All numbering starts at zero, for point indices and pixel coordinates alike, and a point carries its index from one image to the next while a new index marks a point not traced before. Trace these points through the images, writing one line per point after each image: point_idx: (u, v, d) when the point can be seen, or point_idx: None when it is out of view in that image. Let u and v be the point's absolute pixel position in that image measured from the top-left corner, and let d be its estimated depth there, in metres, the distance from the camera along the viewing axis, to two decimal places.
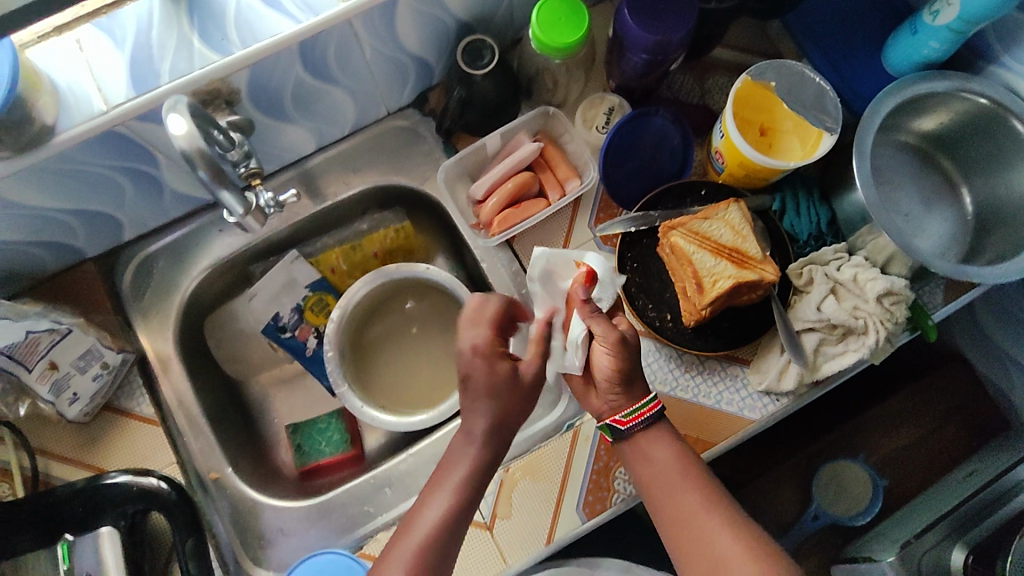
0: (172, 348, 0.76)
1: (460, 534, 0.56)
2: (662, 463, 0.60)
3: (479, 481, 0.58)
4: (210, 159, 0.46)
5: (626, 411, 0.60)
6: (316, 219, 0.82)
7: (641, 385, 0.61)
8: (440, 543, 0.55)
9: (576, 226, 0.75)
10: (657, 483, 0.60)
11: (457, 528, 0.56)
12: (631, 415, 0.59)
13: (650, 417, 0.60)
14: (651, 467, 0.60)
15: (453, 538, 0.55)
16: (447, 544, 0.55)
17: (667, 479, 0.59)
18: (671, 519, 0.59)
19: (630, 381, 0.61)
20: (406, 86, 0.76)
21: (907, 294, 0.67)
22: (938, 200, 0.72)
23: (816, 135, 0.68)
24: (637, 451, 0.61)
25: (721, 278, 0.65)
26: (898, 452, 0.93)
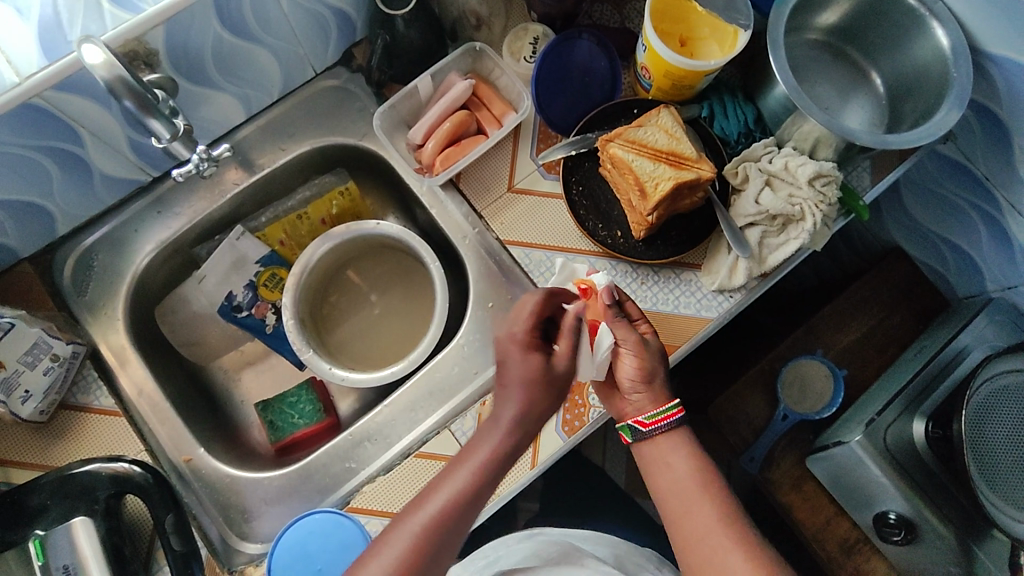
0: (125, 338, 0.74)
1: (471, 513, 0.55)
2: (676, 473, 0.61)
3: (500, 461, 0.57)
4: (132, 87, 0.49)
5: (648, 415, 0.63)
6: (257, 191, 0.80)
7: (658, 389, 0.64)
8: (452, 517, 0.53)
9: (520, 159, 0.76)
10: (671, 490, 0.61)
11: (467, 511, 0.55)
12: (652, 419, 0.63)
13: (671, 421, 0.63)
14: (667, 474, 0.61)
15: (459, 522, 0.54)
16: (459, 520, 0.54)
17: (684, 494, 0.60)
18: (680, 515, 0.59)
19: (651, 390, 0.63)
20: (330, 44, 0.76)
21: (837, 175, 0.71)
22: (852, 89, 0.78)
23: (732, 35, 0.71)
24: (656, 457, 0.63)
25: (662, 181, 0.67)
26: (854, 345, 0.95)
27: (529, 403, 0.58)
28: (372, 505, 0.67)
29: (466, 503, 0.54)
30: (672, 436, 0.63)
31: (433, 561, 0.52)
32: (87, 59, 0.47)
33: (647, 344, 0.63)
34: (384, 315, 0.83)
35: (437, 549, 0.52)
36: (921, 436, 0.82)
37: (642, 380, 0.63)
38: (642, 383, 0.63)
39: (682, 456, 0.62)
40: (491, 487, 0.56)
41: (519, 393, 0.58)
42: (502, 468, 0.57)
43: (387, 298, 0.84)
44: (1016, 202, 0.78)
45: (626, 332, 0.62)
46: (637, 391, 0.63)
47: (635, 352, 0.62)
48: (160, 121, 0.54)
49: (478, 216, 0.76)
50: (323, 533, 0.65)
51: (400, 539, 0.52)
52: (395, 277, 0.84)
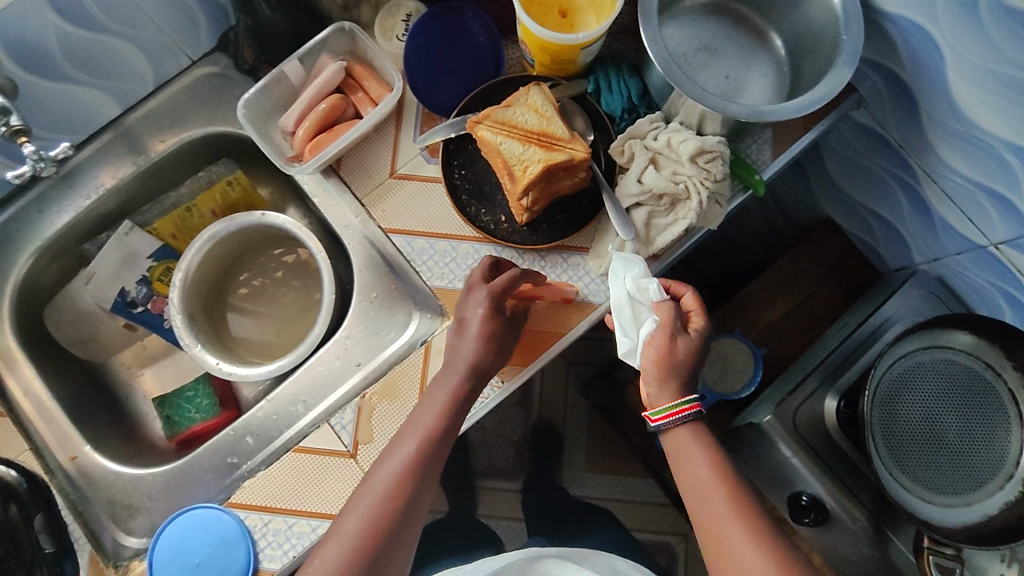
0: (11, 339, 0.73)
1: (423, 488, 0.58)
2: (696, 463, 0.58)
3: (438, 436, 0.60)
4: None
5: (657, 409, 0.60)
6: (144, 184, 0.79)
7: (675, 383, 0.59)
8: (400, 488, 0.56)
9: (401, 143, 0.74)
10: (690, 481, 0.58)
11: (433, 458, 0.59)
12: (660, 414, 0.59)
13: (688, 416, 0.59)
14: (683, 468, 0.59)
15: (429, 468, 0.58)
16: (428, 466, 0.58)
17: (704, 488, 0.57)
18: (699, 507, 0.57)
19: (663, 381, 0.59)
20: (200, 29, 0.73)
21: (723, 149, 0.67)
22: (753, 54, 0.73)
23: (608, 5, 0.67)
24: (676, 448, 0.60)
25: (530, 164, 0.64)
26: (778, 322, 0.92)
27: (448, 393, 0.62)
28: (251, 500, 0.66)
29: (416, 474, 0.57)
30: (682, 431, 0.60)
31: (390, 532, 0.55)
32: None
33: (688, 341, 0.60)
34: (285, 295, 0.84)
35: (393, 513, 0.55)
36: (832, 413, 0.78)
37: (660, 375, 0.59)
38: (658, 375, 0.60)
39: (699, 443, 0.59)
40: (436, 458, 0.59)
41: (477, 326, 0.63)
42: (445, 440, 0.60)
43: (290, 280, 0.84)
44: (928, 169, 0.72)
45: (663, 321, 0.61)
46: (666, 380, 0.59)
47: (657, 346, 0.60)
48: None
49: (360, 205, 0.74)
50: (202, 528, 0.66)
51: (357, 510, 0.55)
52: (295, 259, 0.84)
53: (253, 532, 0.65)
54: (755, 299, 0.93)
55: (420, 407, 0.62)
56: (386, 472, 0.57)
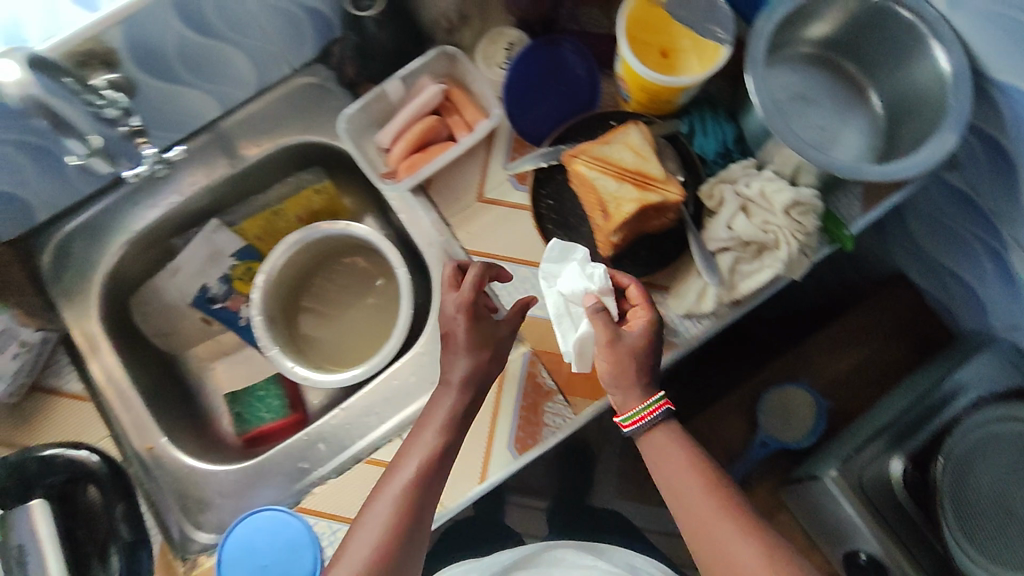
0: (98, 326, 0.75)
1: (430, 503, 0.58)
2: (680, 467, 0.59)
3: (443, 451, 0.60)
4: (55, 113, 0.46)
5: (626, 416, 0.61)
6: (233, 185, 0.81)
7: (637, 389, 0.60)
8: (412, 504, 0.56)
9: (491, 168, 0.75)
10: (676, 486, 0.59)
11: (435, 473, 0.59)
12: (630, 420, 0.61)
13: (655, 417, 0.61)
14: (670, 466, 0.59)
15: (430, 484, 0.58)
16: (430, 481, 0.58)
17: (690, 490, 0.58)
18: (686, 509, 0.58)
19: (625, 384, 0.60)
20: (306, 40, 0.75)
21: (817, 203, 0.67)
22: (849, 108, 0.73)
23: (712, 50, 0.66)
24: (655, 455, 0.61)
25: (625, 202, 0.64)
26: (846, 376, 0.92)
27: (446, 409, 0.61)
28: (321, 506, 0.68)
29: (419, 491, 0.57)
30: (658, 428, 0.61)
31: (404, 547, 0.55)
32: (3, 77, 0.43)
33: (625, 341, 0.61)
34: (353, 303, 0.85)
35: (408, 526, 0.56)
36: (900, 476, 0.77)
37: (618, 378, 0.60)
38: (621, 377, 0.60)
39: (675, 441, 0.61)
40: (441, 471, 0.59)
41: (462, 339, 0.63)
42: (450, 453, 0.60)
43: (352, 284, 0.85)
44: (1020, 240, 0.71)
45: (602, 332, 0.60)
46: (618, 386, 0.61)
47: (606, 351, 0.60)
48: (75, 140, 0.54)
49: (445, 224, 0.75)
50: (270, 531, 0.65)
51: (371, 526, 0.55)
52: (357, 263, 0.85)
53: (321, 539, 0.67)
54: (821, 348, 0.93)
55: (419, 422, 0.62)
56: (395, 491, 0.57)
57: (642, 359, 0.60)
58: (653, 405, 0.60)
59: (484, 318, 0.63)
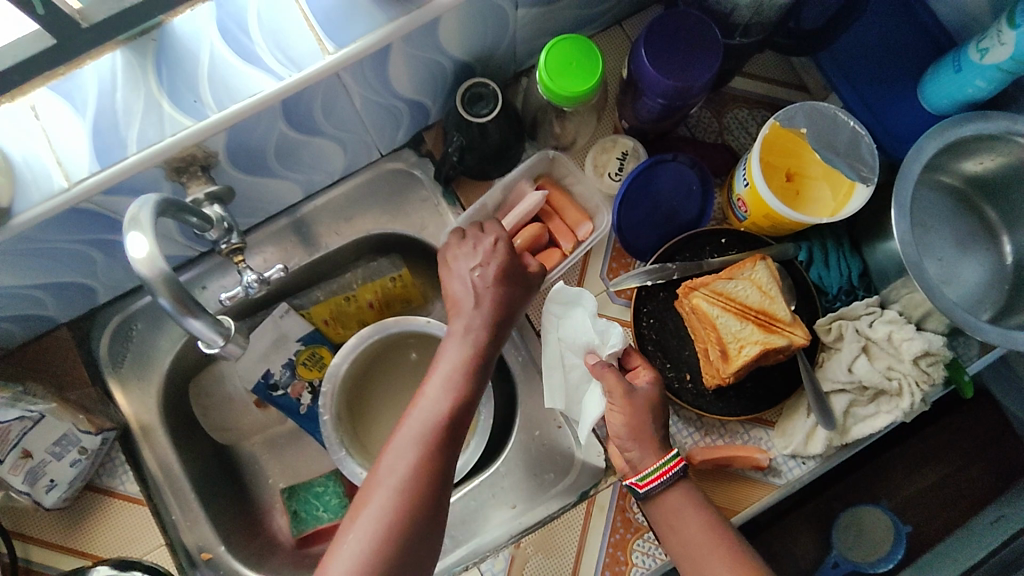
0: (156, 416, 0.71)
1: (426, 525, 0.49)
2: (691, 524, 0.58)
3: (427, 458, 0.51)
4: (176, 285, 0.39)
5: (642, 475, 0.59)
6: (307, 270, 0.76)
7: (652, 444, 0.60)
8: (393, 525, 0.48)
9: (589, 273, 0.70)
10: (690, 548, 0.57)
11: (432, 473, 0.51)
12: (647, 478, 0.59)
13: (672, 475, 0.58)
14: (678, 527, 0.58)
15: (429, 486, 0.50)
16: (430, 480, 0.50)
17: (696, 549, 0.57)
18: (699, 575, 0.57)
19: (643, 445, 0.59)
20: (400, 127, 0.70)
21: (946, 353, 0.63)
22: (973, 243, 0.67)
23: (848, 187, 0.62)
24: (665, 512, 0.59)
25: (747, 344, 0.60)
26: (922, 494, 0.87)
27: (438, 410, 0.54)
28: None
29: (414, 494, 0.49)
30: (673, 490, 0.59)
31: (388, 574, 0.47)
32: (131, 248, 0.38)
33: (639, 394, 0.61)
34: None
35: (389, 553, 0.47)
36: None
37: (632, 438, 0.60)
38: (637, 431, 0.59)
39: (690, 501, 0.59)
40: (432, 480, 0.51)
41: (462, 330, 0.58)
42: (439, 456, 0.52)
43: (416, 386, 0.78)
44: None
45: (614, 385, 0.60)
46: (629, 444, 0.60)
47: (621, 402, 0.60)
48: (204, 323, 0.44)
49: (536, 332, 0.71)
50: None
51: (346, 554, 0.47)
52: (421, 362, 0.79)
53: None
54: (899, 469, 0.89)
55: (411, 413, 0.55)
56: (372, 510, 0.49)
57: (655, 413, 0.60)
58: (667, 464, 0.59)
59: (488, 289, 0.59)
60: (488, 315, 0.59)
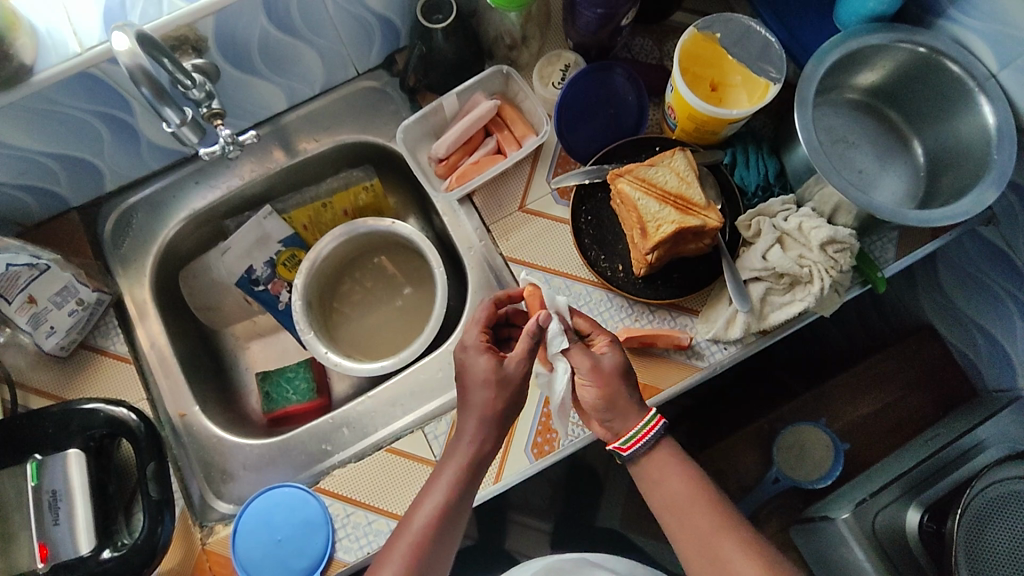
0: (148, 294, 0.80)
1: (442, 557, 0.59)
2: (675, 485, 0.61)
3: (463, 484, 0.61)
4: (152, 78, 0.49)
5: (623, 439, 0.62)
6: (288, 175, 0.85)
7: (631, 405, 0.62)
8: (434, 539, 0.58)
9: (534, 181, 0.77)
10: (671, 502, 0.61)
11: (453, 514, 0.60)
12: (628, 441, 0.62)
13: (650, 438, 0.62)
14: (660, 488, 0.62)
15: (450, 523, 0.59)
16: (449, 521, 0.59)
17: (677, 503, 0.61)
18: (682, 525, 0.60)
19: (627, 409, 0.62)
20: (374, 46, 0.79)
21: (852, 243, 0.68)
22: (891, 154, 0.74)
23: (763, 86, 0.69)
24: (653, 472, 0.63)
25: (665, 223, 0.66)
26: (866, 420, 0.91)
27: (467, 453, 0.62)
28: (339, 488, 0.69)
29: (438, 529, 0.58)
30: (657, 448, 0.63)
31: (432, 560, 0.58)
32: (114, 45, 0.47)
33: (606, 362, 0.63)
34: (386, 307, 0.86)
35: (426, 562, 0.58)
36: (915, 526, 0.77)
37: (611, 405, 0.62)
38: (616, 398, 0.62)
39: (671, 464, 0.62)
40: (463, 501, 0.61)
41: (480, 402, 0.61)
42: (473, 484, 0.62)
43: (381, 288, 0.87)
44: None
45: (581, 363, 0.63)
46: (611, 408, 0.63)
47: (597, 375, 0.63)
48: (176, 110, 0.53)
49: (486, 230, 0.78)
50: (289, 507, 0.69)
51: (403, 548, 0.58)
52: (383, 266, 0.87)
53: (334, 521, 0.69)
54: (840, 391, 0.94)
55: (440, 464, 0.63)
56: (415, 528, 0.58)
57: (626, 375, 0.63)
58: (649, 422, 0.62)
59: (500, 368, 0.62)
60: (503, 390, 0.61)
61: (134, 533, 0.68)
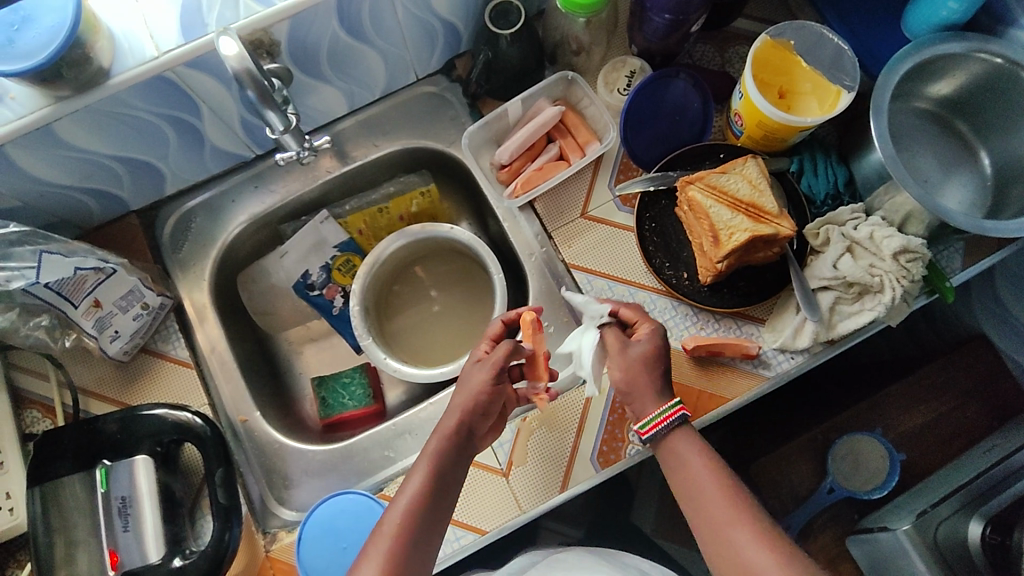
0: (207, 298, 0.80)
1: (426, 542, 0.58)
2: (698, 472, 0.59)
3: (442, 471, 0.60)
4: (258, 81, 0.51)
5: (644, 420, 0.61)
6: (345, 179, 0.85)
7: (651, 391, 0.61)
8: (408, 536, 0.57)
9: (596, 188, 0.77)
10: (693, 488, 0.58)
11: (435, 498, 0.59)
12: (648, 425, 0.60)
13: (670, 422, 0.60)
14: (684, 472, 0.59)
15: (431, 505, 0.59)
16: (432, 504, 0.59)
17: (699, 491, 0.58)
18: (701, 516, 0.57)
19: (644, 394, 0.61)
20: (435, 51, 0.79)
21: (924, 252, 0.68)
22: (956, 163, 0.74)
23: (835, 94, 0.68)
24: (672, 460, 0.60)
25: (737, 231, 0.66)
26: (920, 429, 0.90)
27: (447, 431, 0.61)
28: None
29: (419, 512, 0.58)
30: (679, 431, 0.61)
31: (418, 546, 0.57)
32: (223, 49, 0.49)
33: (632, 351, 0.63)
34: (429, 317, 0.86)
35: (410, 550, 0.56)
36: (976, 537, 0.77)
37: (633, 389, 0.62)
38: (635, 384, 0.62)
39: (695, 448, 0.60)
40: (438, 499, 0.59)
41: (462, 398, 0.63)
42: (447, 480, 0.60)
43: (430, 293, 0.87)
44: None
45: (614, 342, 0.64)
46: (636, 394, 0.62)
47: (618, 360, 0.63)
48: (277, 112, 0.56)
49: (548, 236, 0.78)
50: (354, 515, 0.68)
51: (385, 532, 0.57)
52: (433, 272, 0.87)
53: None
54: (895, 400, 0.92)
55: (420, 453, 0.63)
56: (390, 525, 0.57)
57: (652, 366, 0.62)
58: (667, 411, 0.60)
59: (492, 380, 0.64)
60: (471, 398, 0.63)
61: (201, 539, 0.68)
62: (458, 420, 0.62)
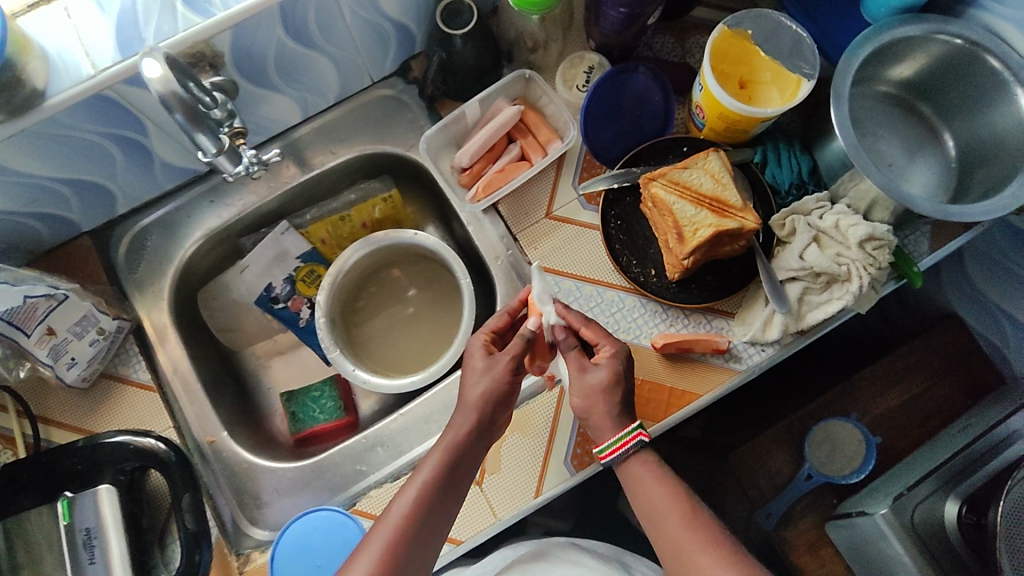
0: (167, 318, 0.78)
1: (427, 537, 0.57)
2: (657, 490, 0.60)
3: (454, 465, 0.59)
4: (184, 102, 0.49)
5: (602, 446, 0.61)
6: (304, 188, 0.83)
7: (609, 419, 0.61)
8: (410, 531, 0.56)
9: (560, 186, 0.76)
10: (652, 509, 0.59)
11: (442, 494, 0.58)
12: (607, 451, 0.61)
13: (629, 448, 0.61)
14: (644, 492, 0.60)
15: (438, 501, 0.58)
16: (438, 499, 0.58)
17: (663, 508, 0.59)
18: (662, 532, 0.58)
19: (604, 418, 0.61)
20: (389, 54, 0.77)
21: (890, 239, 0.67)
22: (920, 147, 0.73)
23: (795, 83, 0.67)
24: (631, 482, 0.61)
25: (701, 227, 0.65)
26: (896, 411, 0.90)
27: (465, 423, 0.60)
28: (376, 509, 0.69)
29: (424, 505, 0.57)
30: (635, 457, 0.61)
31: (418, 540, 0.56)
32: (145, 72, 0.47)
33: (592, 378, 0.62)
34: (398, 322, 0.85)
35: (409, 544, 0.56)
36: (953, 518, 0.77)
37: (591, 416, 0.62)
38: (594, 412, 0.61)
39: (654, 471, 0.61)
40: (446, 496, 0.58)
41: (481, 387, 0.61)
42: (456, 477, 0.59)
43: (397, 298, 0.85)
44: None
45: (573, 368, 0.63)
46: (595, 420, 0.62)
47: (577, 386, 0.62)
48: (208, 134, 0.54)
49: (513, 238, 0.77)
50: (328, 531, 0.66)
51: (386, 525, 0.56)
52: (400, 277, 0.86)
53: None
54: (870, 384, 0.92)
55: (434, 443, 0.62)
56: (393, 519, 0.56)
57: (611, 394, 0.61)
58: (626, 437, 0.60)
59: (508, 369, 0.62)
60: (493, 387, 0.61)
61: (171, 566, 0.67)
62: (476, 416, 0.61)
